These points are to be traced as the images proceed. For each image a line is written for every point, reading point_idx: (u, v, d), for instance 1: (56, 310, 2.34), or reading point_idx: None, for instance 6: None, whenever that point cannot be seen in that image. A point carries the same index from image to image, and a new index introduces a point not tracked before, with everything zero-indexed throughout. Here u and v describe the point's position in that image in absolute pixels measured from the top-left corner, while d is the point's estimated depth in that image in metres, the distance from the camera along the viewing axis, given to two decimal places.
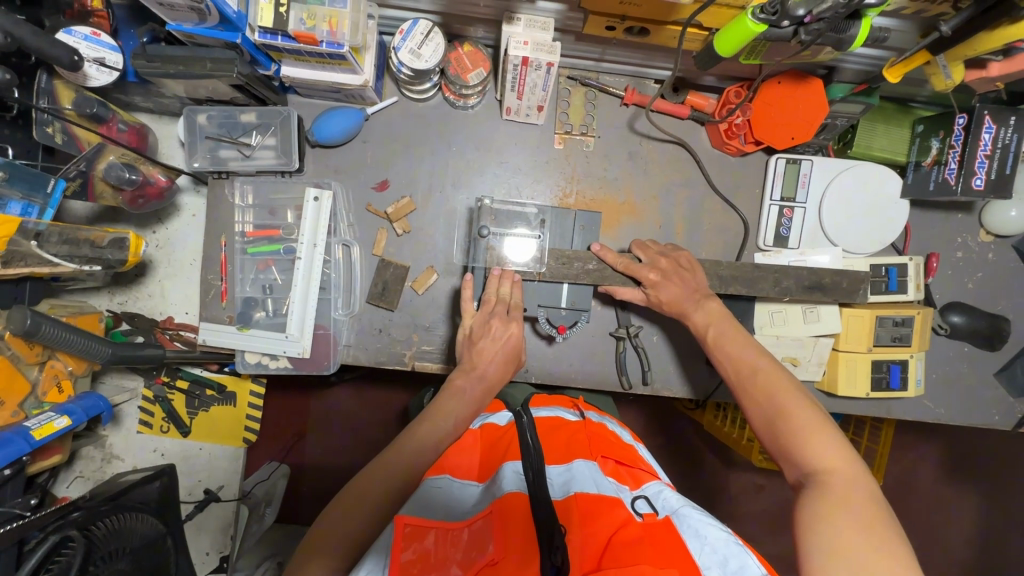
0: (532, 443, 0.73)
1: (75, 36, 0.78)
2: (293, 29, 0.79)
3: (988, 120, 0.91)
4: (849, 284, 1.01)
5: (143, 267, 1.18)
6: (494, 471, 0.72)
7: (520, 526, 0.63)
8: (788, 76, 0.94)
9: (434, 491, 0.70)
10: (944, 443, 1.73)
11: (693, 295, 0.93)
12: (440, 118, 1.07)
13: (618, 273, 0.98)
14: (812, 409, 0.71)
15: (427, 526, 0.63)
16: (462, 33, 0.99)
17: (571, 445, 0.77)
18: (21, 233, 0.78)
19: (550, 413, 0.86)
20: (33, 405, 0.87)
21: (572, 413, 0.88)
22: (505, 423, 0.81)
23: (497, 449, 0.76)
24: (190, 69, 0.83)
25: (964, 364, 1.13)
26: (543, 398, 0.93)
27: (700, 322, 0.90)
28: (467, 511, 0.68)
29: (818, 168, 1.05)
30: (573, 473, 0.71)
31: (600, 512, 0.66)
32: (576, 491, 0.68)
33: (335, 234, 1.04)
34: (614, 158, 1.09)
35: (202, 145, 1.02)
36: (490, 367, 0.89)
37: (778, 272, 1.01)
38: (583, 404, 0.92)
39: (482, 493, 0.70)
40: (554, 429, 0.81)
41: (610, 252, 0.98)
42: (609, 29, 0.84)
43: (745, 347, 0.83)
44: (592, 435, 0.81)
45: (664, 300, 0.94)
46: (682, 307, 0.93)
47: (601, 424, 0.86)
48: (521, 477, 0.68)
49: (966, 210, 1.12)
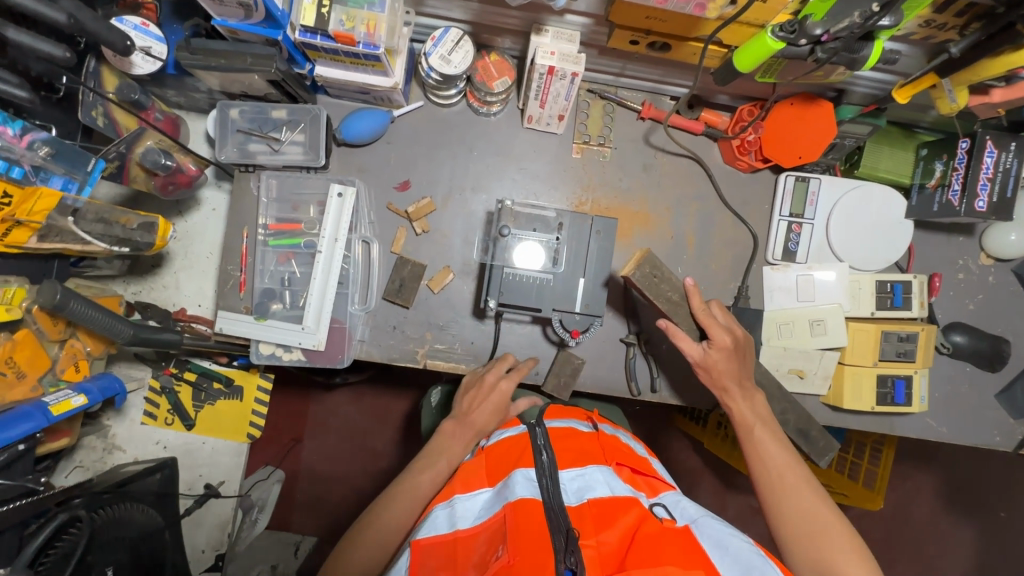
0: (545, 458, 0.75)
1: (125, 25, 0.82)
2: (333, 29, 0.84)
3: (990, 144, 0.94)
4: (824, 442, 1.03)
5: (161, 258, 1.21)
6: (504, 477, 0.74)
7: (533, 530, 0.64)
8: (799, 99, 0.99)
9: (442, 517, 0.71)
10: (940, 474, 1.85)
11: (741, 380, 0.94)
12: (463, 123, 1.11)
13: (688, 317, 0.96)
14: (844, 525, 0.74)
15: (442, 540, 0.68)
16: (490, 43, 1.04)
17: (582, 453, 0.79)
18: (59, 210, 0.77)
19: (563, 423, 0.88)
20: (50, 382, 0.86)
21: (585, 425, 0.90)
22: (516, 434, 0.82)
23: (507, 457, 0.78)
24: (231, 63, 0.86)
25: (966, 385, 1.16)
26: (559, 409, 0.94)
27: (745, 412, 0.91)
28: (480, 518, 0.69)
29: (825, 187, 1.10)
30: (585, 479, 0.73)
31: (615, 516, 0.67)
32: (589, 498, 0.70)
33: (356, 230, 1.07)
34: (628, 169, 1.13)
35: (232, 139, 1.04)
36: (479, 416, 0.90)
37: (787, 402, 1.04)
38: (596, 416, 0.94)
39: (492, 498, 0.72)
40: (566, 434, 0.84)
41: (698, 295, 0.94)
42: (632, 44, 0.89)
43: (782, 449, 0.85)
44: (604, 444, 0.84)
45: (716, 366, 0.93)
46: (728, 386, 0.94)
47: (612, 436, 0.89)
48: (531, 483, 0.70)
49: (968, 233, 1.15)
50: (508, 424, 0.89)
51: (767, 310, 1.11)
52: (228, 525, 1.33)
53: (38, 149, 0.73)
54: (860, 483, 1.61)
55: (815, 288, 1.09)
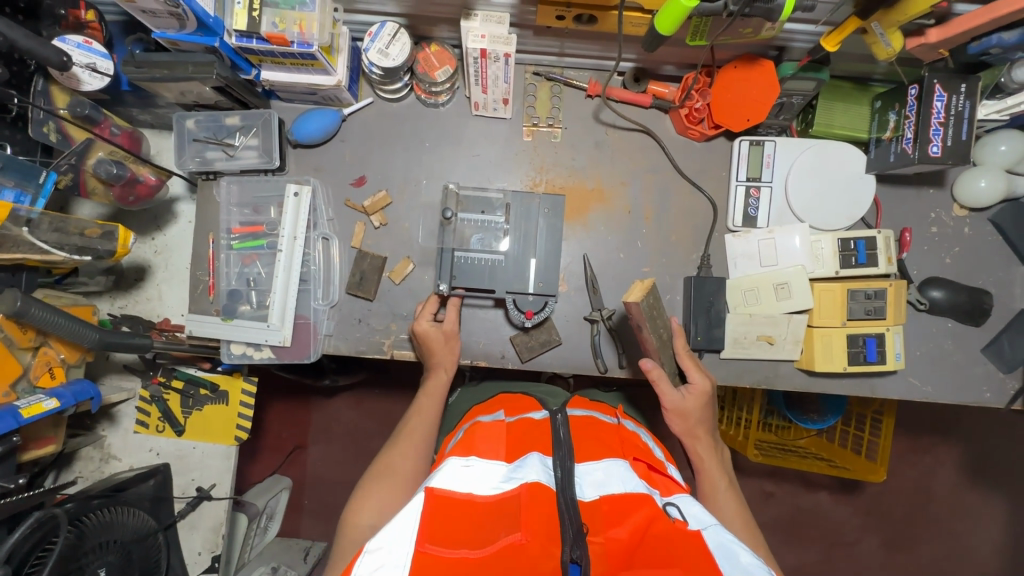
0: (563, 437, 0.81)
1: (68, 44, 0.85)
2: (265, 31, 0.87)
3: (938, 88, 0.91)
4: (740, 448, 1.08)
5: (141, 271, 1.26)
6: (521, 456, 0.79)
7: (545, 513, 0.67)
8: (741, 61, 0.99)
9: (461, 470, 0.75)
10: (961, 444, 1.82)
11: (708, 441, 1.02)
12: (413, 116, 1.13)
13: (673, 362, 1.04)
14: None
15: (455, 499, 0.70)
16: (429, 34, 1.06)
17: (602, 447, 0.84)
18: (13, 220, 0.82)
19: (585, 413, 0.98)
20: (24, 389, 0.91)
21: (608, 418, 1.01)
22: (540, 418, 0.90)
23: (528, 438, 0.83)
24: (173, 72, 0.90)
25: (949, 341, 1.12)
26: (584, 402, 1.07)
27: (711, 472, 0.99)
28: (495, 490, 0.72)
29: (781, 149, 1.08)
30: (601, 474, 0.77)
31: (627, 512, 0.70)
32: (605, 494, 0.73)
33: (315, 228, 1.10)
34: (581, 148, 1.13)
35: (190, 148, 1.07)
36: (445, 356, 1.05)
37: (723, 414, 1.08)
38: (621, 412, 1.06)
39: (508, 472, 0.75)
40: (587, 426, 0.92)
41: (682, 339, 1.03)
42: (559, 19, 0.89)
43: (736, 509, 0.94)
44: (624, 438, 0.92)
45: (687, 410, 1.00)
46: (697, 449, 1.01)
47: (632, 432, 0.97)
48: (550, 471, 0.74)
49: (937, 185, 1.12)
50: (533, 408, 0.97)
51: (730, 278, 1.09)
52: (222, 528, 1.33)
53: None
54: (863, 456, 1.56)
55: (777, 251, 1.07)
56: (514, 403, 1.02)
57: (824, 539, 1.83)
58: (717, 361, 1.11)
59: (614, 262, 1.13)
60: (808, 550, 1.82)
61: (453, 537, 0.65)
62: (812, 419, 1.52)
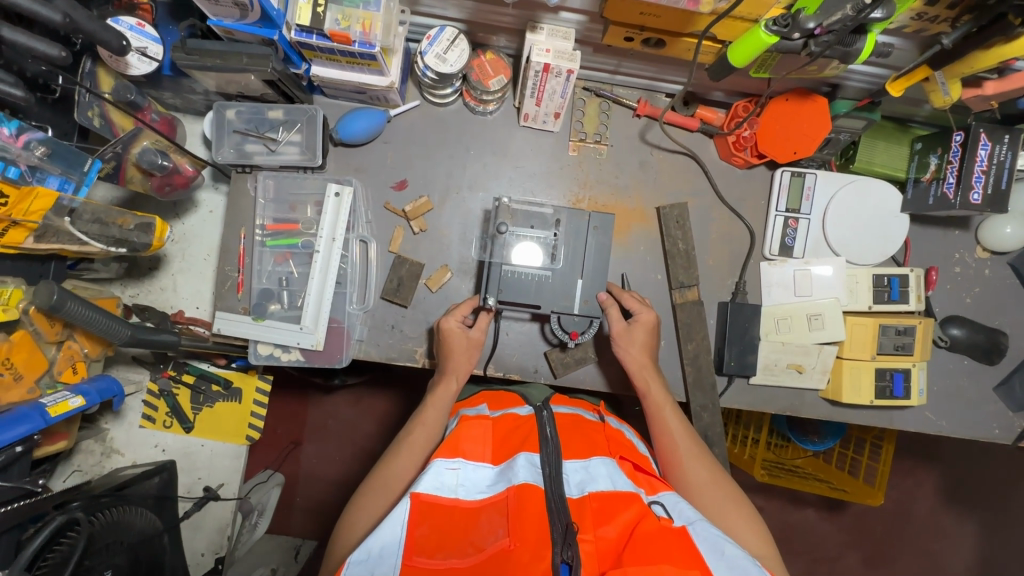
0: (550, 435, 0.77)
1: (122, 25, 0.86)
2: (328, 28, 0.83)
3: (984, 137, 0.95)
4: None
5: (157, 261, 1.21)
6: (508, 458, 0.74)
7: (533, 518, 0.64)
8: (794, 94, 1.00)
9: (448, 474, 0.70)
10: (947, 471, 1.89)
11: (645, 365, 0.99)
12: (459, 123, 1.11)
13: (631, 294, 1.03)
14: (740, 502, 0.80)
15: (442, 505, 0.67)
16: (485, 42, 1.04)
17: (589, 444, 0.78)
18: (56, 210, 0.81)
19: (570, 411, 0.90)
20: (48, 384, 0.91)
21: (591, 416, 0.93)
22: (524, 414, 0.84)
23: (513, 438, 0.78)
24: (227, 63, 0.86)
25: (964, 378, 1.16)
26: (566, 399, 0.97)
27: (657, 397, 0.95)
28: (483, 493, 0.69)
29: (821, 182, 1.10)
30: (589, 472, 0.72)
31: (613, 513, 0.67)
32: (591, 491, 0.69)
33: (354, 230, 1.06)
34: (625, 167, 1.13)
35: (228, 139, 1.03)
36: (460, 364, 0.98)
37: None
38: (604, 409, 0.96)
39: (496, 476, 0.72)
40: (573, 423, 0.85)
41: (613, 307, 1.01)
42: (627, 40, 0.89)
43: (681, 424, 0.91)
44: (610, 437, 0.84)
45: (638, 344, 0.99)
46: (643, 375, 0.98)
47: (618, 430, 0.89)
48: (534, 468, 0.70)
49: (964, 227, 1.16)
50: (515, 405, 0.90)
51: (765, 305, 1.11)
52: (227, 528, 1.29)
53: (35, 148, 0.77)
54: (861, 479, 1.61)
55: (812, 282, 1.10)
56: (497, 399, 0.95)
57: (809, 555, 1.88)
58: (746, 386, 1.12)
59: (650, 282, 1.13)
60: (793, 566, 1.87)
61: (438, 547, 0.62)
62: (812, 440, 1.54)
